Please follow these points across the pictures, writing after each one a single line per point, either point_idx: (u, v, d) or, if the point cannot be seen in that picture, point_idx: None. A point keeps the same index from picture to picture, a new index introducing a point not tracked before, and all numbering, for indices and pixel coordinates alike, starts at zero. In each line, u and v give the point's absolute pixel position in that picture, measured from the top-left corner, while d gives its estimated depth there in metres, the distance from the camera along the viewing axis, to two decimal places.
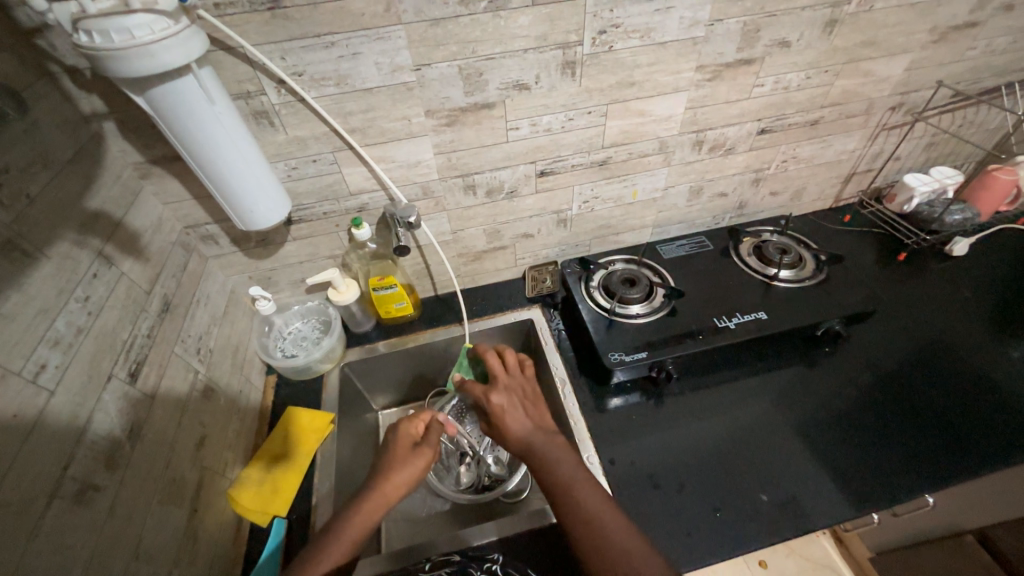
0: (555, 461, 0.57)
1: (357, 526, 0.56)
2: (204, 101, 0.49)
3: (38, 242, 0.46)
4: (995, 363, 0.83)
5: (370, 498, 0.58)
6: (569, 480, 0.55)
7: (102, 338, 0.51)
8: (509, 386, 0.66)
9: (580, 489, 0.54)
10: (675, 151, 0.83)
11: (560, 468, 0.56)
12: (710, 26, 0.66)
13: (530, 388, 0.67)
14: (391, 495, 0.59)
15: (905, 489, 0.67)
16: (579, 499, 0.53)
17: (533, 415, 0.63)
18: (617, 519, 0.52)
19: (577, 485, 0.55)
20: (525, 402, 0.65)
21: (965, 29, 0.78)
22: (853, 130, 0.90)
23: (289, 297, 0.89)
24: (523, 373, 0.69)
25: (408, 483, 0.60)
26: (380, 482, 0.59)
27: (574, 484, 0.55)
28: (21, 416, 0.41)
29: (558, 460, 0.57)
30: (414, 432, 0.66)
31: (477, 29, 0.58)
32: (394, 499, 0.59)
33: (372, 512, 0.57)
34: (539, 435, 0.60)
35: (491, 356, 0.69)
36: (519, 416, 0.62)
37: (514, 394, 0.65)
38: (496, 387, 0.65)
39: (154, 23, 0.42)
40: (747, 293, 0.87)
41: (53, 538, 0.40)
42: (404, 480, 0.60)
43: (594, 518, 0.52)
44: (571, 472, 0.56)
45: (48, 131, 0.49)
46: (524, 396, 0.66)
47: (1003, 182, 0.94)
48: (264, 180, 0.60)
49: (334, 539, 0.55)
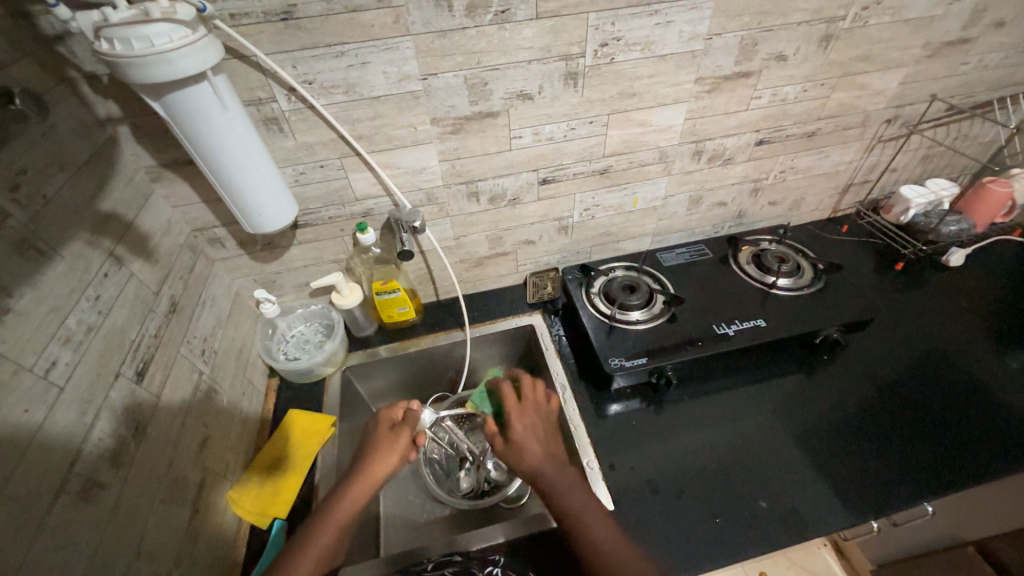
0: (574, 498, 0.60)
1: (325, 539, 0.57)
2: (218, 107, 0.51)
3: (53, 242, 0.47)
4: (994, 372, 0.83)
5: (339, 504, 0.60)
6: (585, 513, 0.58)
7: (110, 337, 0.52)
8: (532, 411, 0.70)
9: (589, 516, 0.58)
10: (675, 160, 0.84)
11: (572, 497, 0.60)
12: (709, 40, 0.68)
13: (548, 419, 0.70)
14: (377, 475, 0.63)
15: (903, 497, 0.68)
16: (585, 525, 0.57)
17: (550, 447, 0.66)
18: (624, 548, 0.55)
19: (596, 523, 0.57)
20: (548, 412, 0.71)
21: (958, 45, 0.80)
22: (849, 142, 0.92)
23: (292, 301, 0.90)
24: (548, 405, 0.72)
25: (390, 469, 0.65)
26: (347, 492, 0.62)
27: (586, 515, 0.58)
28: (31, 412, 0.41)
29: (574, 505, 0.59)
30: (394, 417, 0.71)
31: (482, 41, 0.60)
32: (380, 479, 0.64)
33: (357, 495, 0.61)
34: (554, 467, 0.63)
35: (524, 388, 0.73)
36: (537, 437, 0.67)
37: (537, 419, 0.69)
38: (524, 406, 0.71)
39: (172, 33, 0.43)
40: (746, 300, 0.89)
41: (59, 534, 0.41)
42: (371, 484, 0.63)
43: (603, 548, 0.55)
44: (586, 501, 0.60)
45: (64, 134, 0.51)
46: (543, 424, 0.69)
47: (997, 194, 0.96)
48: (275, 187, 0.61)
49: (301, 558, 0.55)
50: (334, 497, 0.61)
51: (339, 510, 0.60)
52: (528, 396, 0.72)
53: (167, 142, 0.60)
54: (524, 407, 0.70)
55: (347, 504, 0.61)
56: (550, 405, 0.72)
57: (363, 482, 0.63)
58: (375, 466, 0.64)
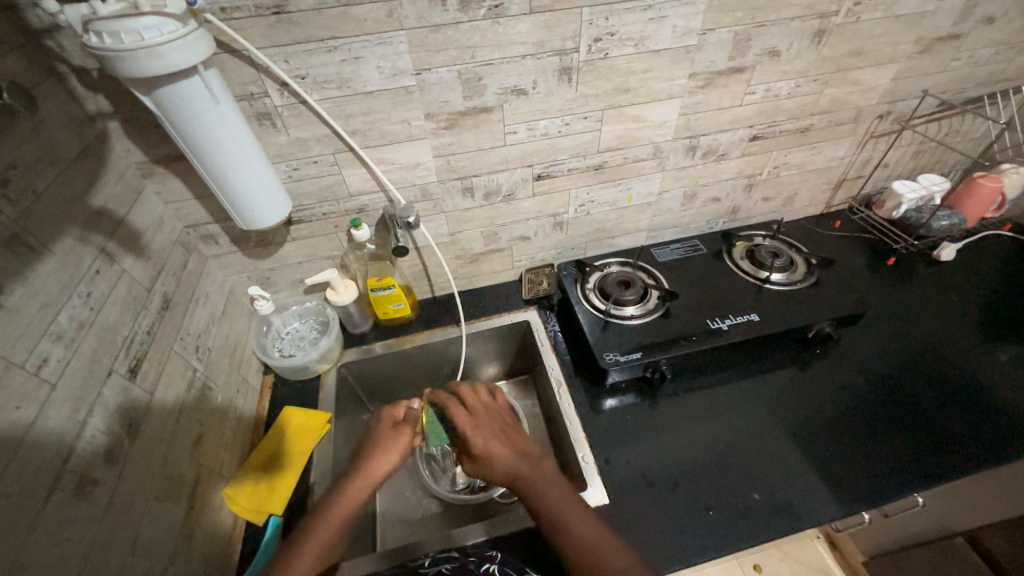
0: (551, 496, 0.60)
1: (324, 536, 0.58)
2: (209, 101, 0.50)
3: (44, 238, 0.47)
4: (983, 365, 0.84)
5: (339, 501, 0.61)
6: (565, 508, 0.59)
7: (103, 333, 0.52)
8: (487, 416, 0.71)
9: (569, 512, 0.59)
10: (669, 156, 0.85)
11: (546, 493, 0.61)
12: (702, 35, 0.68)
13: (505, 419, 0.72)
14: (379, 473, 0.64)
15: (894, 489, 0.69)
16: (568, 522, 0.58)
17: (515, 445, 0.67)
18: (609, 544, 0.55)
19: (576, 520, 0.58)
20: (507, 415, 0.73)
21: (949, 40, 0.81)
22: (842, 137, 0.93)
23: (287, 298, 0.90)
24: (499, 405, 0.74)
25: (390, 467, 0.66)
26: (348, 489, 0.62)
27: (566, 512, 0.59)
28: (23, 409, 0.41)
29: (553, 500, 0.60)
30: (396, 416, 0.72)
31: (476, 35, 0.60)
32: (380, 476, 0.64)
33: (356, 492, 0.62)
34: (525, 464, 0.64)
35: (466, 395, 0.74)
36: (500, 440, 0.67)
37: (492, 423, 0.70)
38: (475, 414, 0.71)
39: (162, 26, 0.43)
40: (741, 295, 0.89)
41: (53, 530, 0.41)
42: (371, 483, 0.63)
43: (586, 546, 0.55)
44: (564, 497, 0.60)
45: (54, 129, 0.50)
46: (501, 425, 0.70)
47: (988, 189, 0.96)
48: (268, 183, 0.61)
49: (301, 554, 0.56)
50: (333, 493, 0.62)
51: (338, 506, 0.60)
52: (474, 402, 0.72)
53: (159, 138, 0.60)
54: (474, 416, 0.71)
55: (346, 501, 0.61)
56: (504, 407, 0.74)
57: (362, 480, 0.63)
58: (375, 463, 0.65)
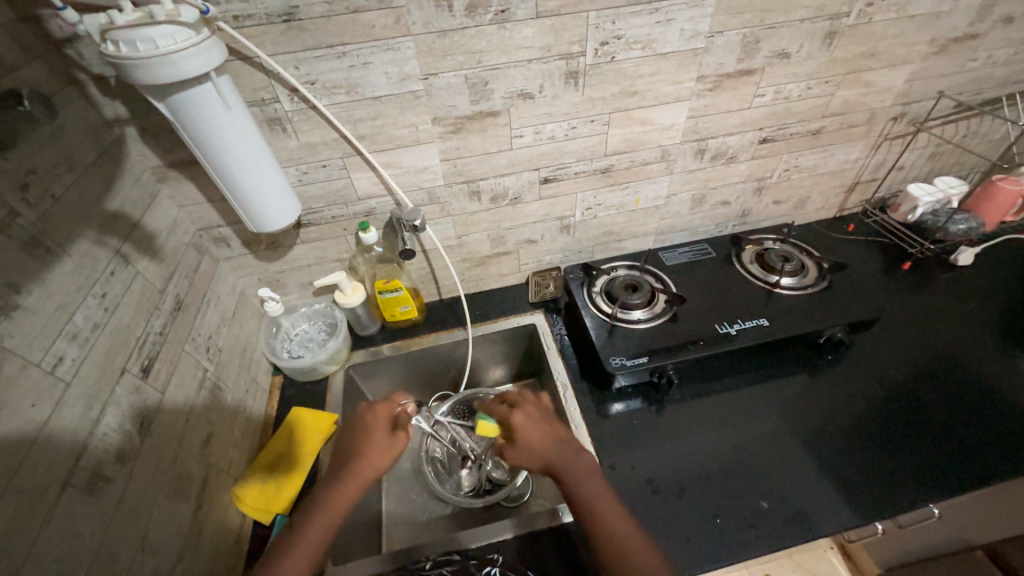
0: (586, 487, 0.61)
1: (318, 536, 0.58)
2: (221, 107, 0.51)
3: (61, 241, 0.48)
4: (1002, 372, 0.82)
5: (331, 503, 0.60)
6: (594, 498, 0.60)
7: (116, 334, 0.53)
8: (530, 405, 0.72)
9: (599, 502, 0.59)
10: (677, 159, 0.84)
11: (581, 483, 0.62)
12: (710, 37, 0.67)
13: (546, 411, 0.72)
14: (370, 475, 0.64)
15: (908, 499, 0.67)
16: (599, 515, 0.58)
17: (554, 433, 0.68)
18: (635, 539, 0.56)
19: (608, 512, 0.58)
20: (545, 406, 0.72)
21: (965, 41, 0.79)
22: (855, 139, 0.91)
23: (296, 300, 0.91)
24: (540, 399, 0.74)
25: (381, 468, 0.65)
26: (337, 491, 0.61)
27: (596, 501, 0.59)
28: (38, 407, 0.42)
29: (585, 489, 0.61)
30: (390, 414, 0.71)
31: (482, 40, 0.60)
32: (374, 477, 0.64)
33: (349, 494, 0.61)
34: (561, 454, 0.65)
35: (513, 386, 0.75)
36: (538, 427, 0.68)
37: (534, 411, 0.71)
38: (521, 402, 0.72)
39: (176, 34, 0.44)
40: (750, 299, 0.88)
41: (65, 526, 0.41)
42: (360, 485, 0.62)
43: (615, 537, 0.56)
44: (596, 487, 0.61)
45: (73, 135, 0.52)
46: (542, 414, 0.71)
47: (1007, 191, 0.94)
48: (278, 187, 0.62)
49: (298, 552, 0.56)
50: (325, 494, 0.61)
51: (329, 509, 0.60)
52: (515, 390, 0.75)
53: (173, 143, 0.61)
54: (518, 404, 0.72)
55: (338, 503, 0.61)
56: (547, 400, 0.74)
57: (357, 479, 0.63)
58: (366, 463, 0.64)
